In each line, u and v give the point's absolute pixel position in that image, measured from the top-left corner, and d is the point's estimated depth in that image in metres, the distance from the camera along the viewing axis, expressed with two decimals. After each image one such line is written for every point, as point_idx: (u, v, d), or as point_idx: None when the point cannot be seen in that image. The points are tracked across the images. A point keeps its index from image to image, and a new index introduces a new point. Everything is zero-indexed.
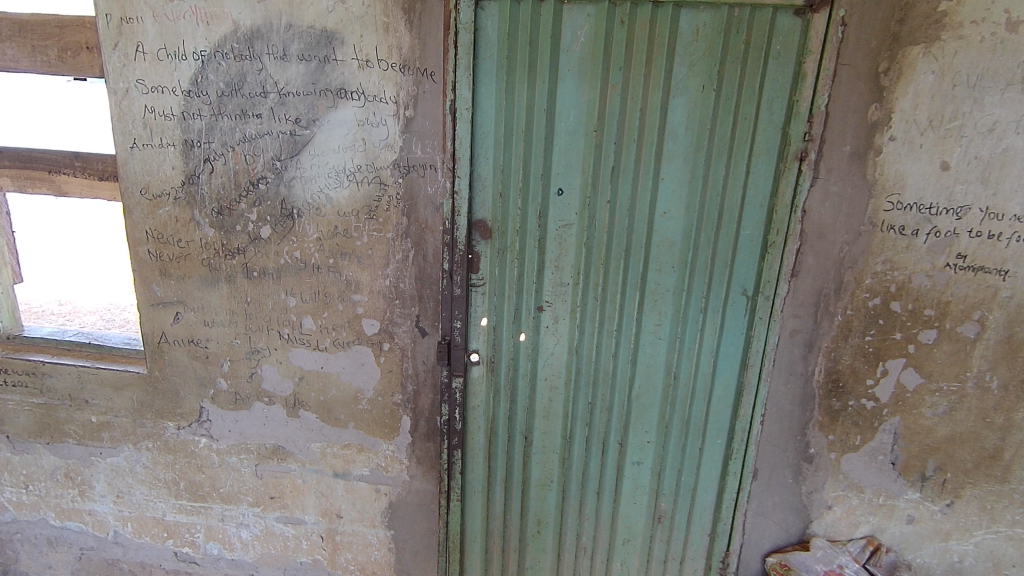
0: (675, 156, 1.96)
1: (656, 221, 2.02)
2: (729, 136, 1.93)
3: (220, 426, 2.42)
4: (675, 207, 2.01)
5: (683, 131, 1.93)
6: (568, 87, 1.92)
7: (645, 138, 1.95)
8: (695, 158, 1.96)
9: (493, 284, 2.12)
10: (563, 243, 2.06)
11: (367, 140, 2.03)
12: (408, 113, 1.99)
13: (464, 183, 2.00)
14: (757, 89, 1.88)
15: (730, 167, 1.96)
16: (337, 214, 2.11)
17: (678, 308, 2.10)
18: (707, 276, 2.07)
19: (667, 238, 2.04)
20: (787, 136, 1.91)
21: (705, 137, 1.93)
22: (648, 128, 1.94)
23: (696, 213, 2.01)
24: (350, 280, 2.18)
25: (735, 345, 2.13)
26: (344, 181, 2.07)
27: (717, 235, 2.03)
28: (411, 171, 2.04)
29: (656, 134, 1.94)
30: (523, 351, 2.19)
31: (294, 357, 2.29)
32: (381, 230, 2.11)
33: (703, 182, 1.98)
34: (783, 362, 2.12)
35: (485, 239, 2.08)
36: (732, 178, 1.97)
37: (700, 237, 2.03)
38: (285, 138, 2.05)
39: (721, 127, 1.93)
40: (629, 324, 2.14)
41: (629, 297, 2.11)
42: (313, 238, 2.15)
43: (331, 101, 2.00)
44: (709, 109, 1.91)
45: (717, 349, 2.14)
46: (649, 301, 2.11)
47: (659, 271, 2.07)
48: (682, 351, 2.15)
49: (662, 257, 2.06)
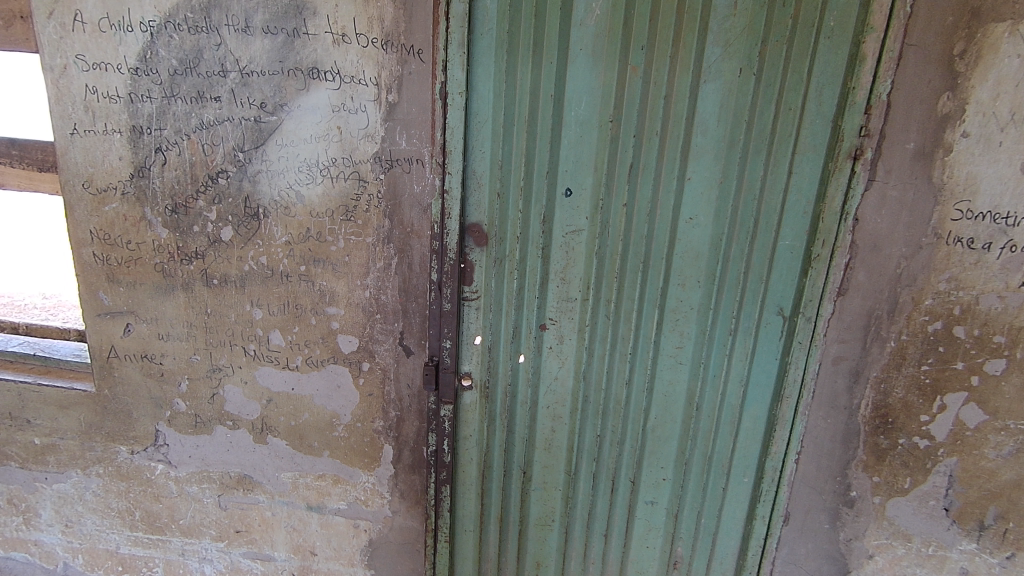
0: (704, 152, 1.66)
1: (680, 229, 1.73)
2: (768, 130, 1.63)
3: (179, 452, 2.14)
4: (703, 213, 1.71)
5: (714, 123, 1.64)
6: (580, 68, 1.63)
7: (670, 131, 1.65)
8: (728, 155, 1.66)
9: (489, 298, 1.83)
10: (570, 252, 1.77)
11: (344, 129, 1.74)
12: (391, 98, 1.70)
13: (456, 180, 1.71)
14: (804, 75, 1.58)
15: (770, 166, 1.66)
16: (309, 214, 1.82)
17: (703, 329, 1.81)
18: (738, 292, 1.77)
19: (692, 248, 1.74)
20: (839, 130, 1.61)
21: (741, 131, 1.64)
22: (674, 118, 1.64)
23: (727, 220, 1.71)
24: (324, 290, 1.90)
25: (768, 372, 1.83)
26: (318, 176, 1.79)
27: (750, 245, 1.73)
28: (394, 166, 1.75)
29: (683, 126, 1.64)
30: (523, 375, 1.90)
31: (261, 377, 2.01)
32: (360, 233, 1.83)
33: (736, 184, 1.68)
34: (824, 393, 1.82)
35: (480, 247, 1.79)
36: (771, 180, 1.67)
37: (730, 247, 1.74)
38: (249, 125, 1.76)
39: (761, 120, 1.63)
40: (645, 347, 1.84)
41: (646, 316, 1.81)
42: (282, 242, 1.86)
43: (301, 83, 1.71)
44: (746, 98, 1.61)
45: (747, 377, 1.85)
46: (669, 320, 1.81)
47: (682, 286, 1.78)
48: (705, 379, 1.86)
49: (686, 270, 1.76)
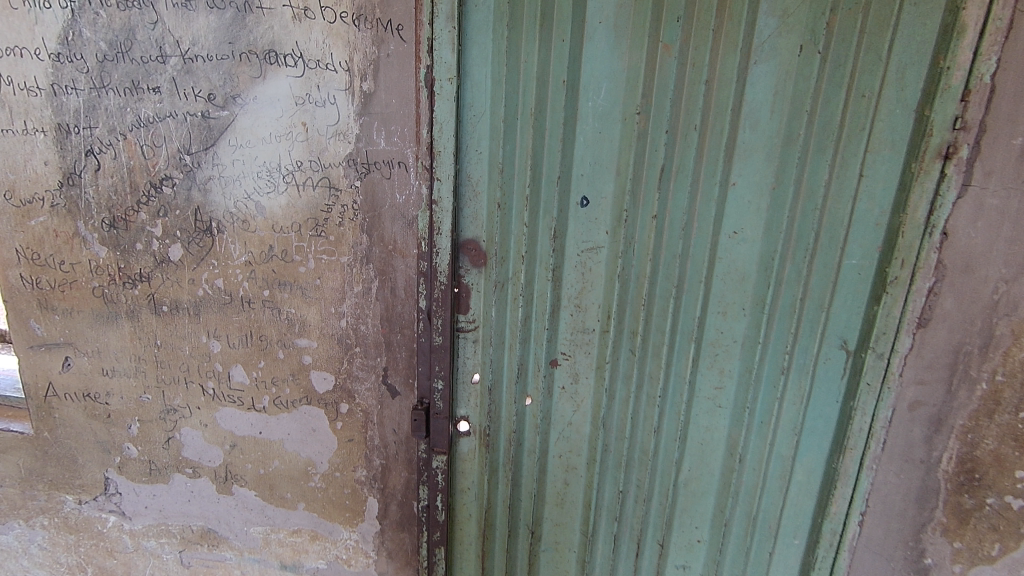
0: (753, 151, 1.33)
1: (721, 245, 1.40)
2: (835, 123, 1.29)
3: (134, 502, 1.85)
4: (751, 225, 1.38)
5: (767, 114, 1.30)
6: (599, 48, 1.31)
7: (711, 125, 1.32)
8: (783, 154, 1.33)
9: (489, 329, 1.52)
10: (587, 273, 1.46)
11: (310, 125, 1.43)
12: (365, 87, 1.39)
13: (447, 188, 1.39)
14: (883, 51, 1.23)
15: (835, 168, 1.32)
16: (272, 228, 1.52)
17: (748, 366, 1.49)
18: (792, 322, 1.44)
19: (736, 269, 1.42)
20: (925, 121, 1.24)
21: (800, 123, 1.30)
22: (716, 109, 1.31)
23: (781, 234, 1.38)
24: (292, 319, 1.59)
25: (827, 418, 1.50)
26: (280, 184, 1.48)
27: (807, 266, 1.40)
28: (372, 171, 1.44)
29: (727, 119, 1.32)
30: (531, 419, 1.60)
31: (222, 420, 1.71)
32: (333, 251, 1.52)
33: (792, 190, 1.35)
34: (896, 447, 1.45)
35: (477, 268, 1.47)
36: (838, 185, 1.33)
37: (782, 268, 1.40)
38: (195, 121, 1.46)
39: (827, 109, 1.29)
40: (677, 388, 1.53)
41: (680, 351, 1.49)
42: (241, 262, 1.55)
43: (257, 70, 1.40)
44: (808, 82, 1.28)
45: (801, 424, 1.52)
46: (707, 357, 1.49)
47: (723, 315, 1.46)
48: (750, 424, 1.54)
49: (728, 296, 1.44)
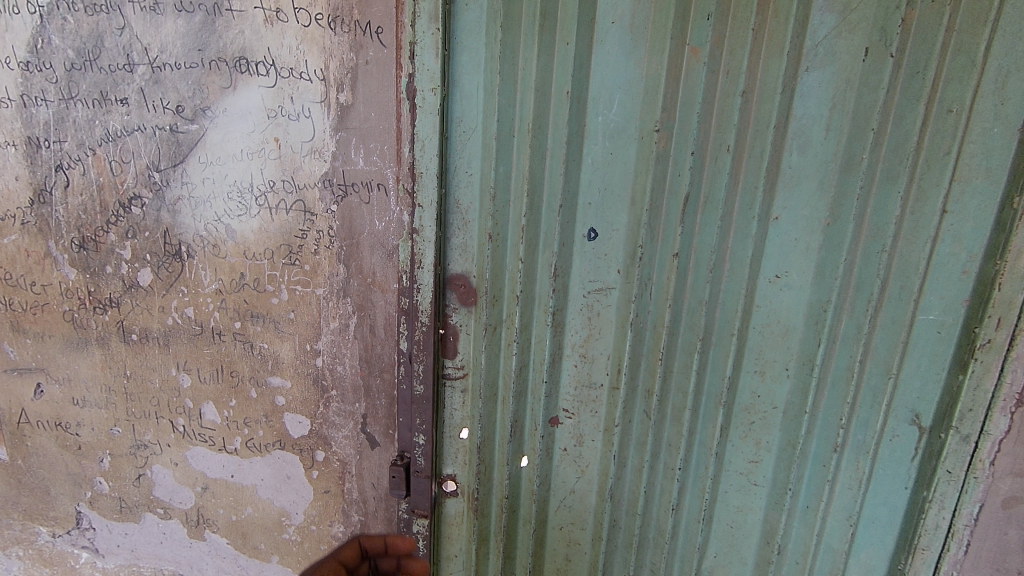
0: (803, 177, 1.06)
1: (759, 292, 1.14)
2: (911, 144, 0.98)
3: (106, 539, 1.72)
4: (797, 268, 1.10)
5: (821, 133, 1.03)
6: (611, 53, 1.09)
7: (749, 146, 1.07)
8: (841, 182, 1.04)
9: (477, 379, 1.30)
10: (594, 318, 1.24)
11: (283, 141, 1.26)
12: (342, 99, 1.22)
13: (430, 215, 1.20)
14: (981, 53, 0.91)
15: (909, 202, 1.01)
16: (243, 255, 1.36)
17: (792, 440, 1.19)
18: (848, 390, 1.12)
19: (776, 320, 1.14)
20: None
21: (864, 145, 1.01)
22: (757, 125, 1.05)
23: (836, 280, 1.08)
24: (264, 355, 1.43)
25: (890, 507, 1.14)
26: (252, 206, 1.32)
27: (869, 323, 1.07)
28: (349, 193, 1.27)
29: (769, 138, 1.05)
30: (527, 485, 1.36)
31: (193, 460, 1.56)
32: (308, 282, 1.35)
33: (850, 228, 1.05)
34: (985, 562, 1.07)
35: (466, 307, 1.27)
36: (912, 222, 1.01)
37: (837, 322, 1.10)
38: (164, 136, 1.32)
39: (899, 128, 0.99)
40: (702, 459, 1.26)
41: (706, 417, 1.23)
42: (211, 290, 1.41)
43: (226, 80, 1.25)
44: (875, 93, 0.99)
45: (855, 521, 1.17)
46: (739, 424, 1.22)
47: (761, 375, 1.18)
48: (792, 514, 1.23)
49: (765, 353, 1.16)
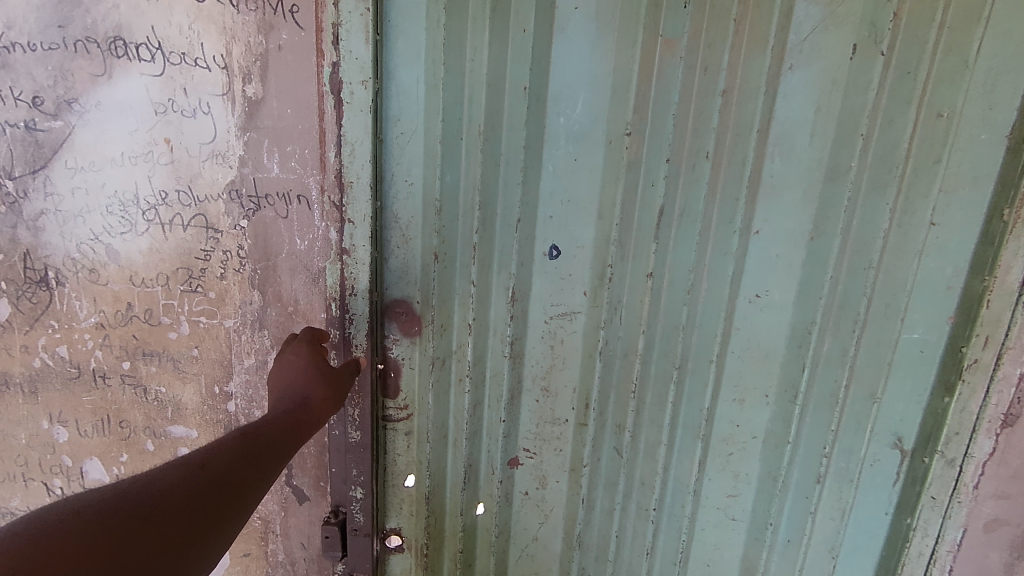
0: (785, 189, 0.86)
1: (739, 313, 0.93)
2: (901, 151, 0.78)
3: None
4: (780, 285, 0.90)
5: (805, 140, 0.84)
6: (574, 45, 0.94)
7: (728, 153, 0.89)
8: (825, 194, 0.84)
9: (424, 420, 1.13)
10: (557, 346, 1.09)
11: (176, 142, 1.03)
12: (250, 92, 1.00)
13: (362, 233, 1.01)
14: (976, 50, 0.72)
15: (896, 215, 0.80)
16: (130, 281, 1.11)
17: (773, 470, 0.96)
18: (832, 417, 0.89)
19: (757, 341, 0.93)
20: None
21: (851, 152, 0.81)
22: (736, 129, 0.88)
23: (821, 298, 0.87)
24: (163, 401, 1.19)
25: (881, 560, 0.91)
26: (138, 222, 1.08)
27: (856, 345, 0.85)
28: (262, 206, 1.05)
29: (751, 145, 0.87)
30: (484, 534, 1.21)
31: None
32: (214, 312, 1.12)
33: (838, 243, 0.84)
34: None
35: (409, 339, 1.09)
36: (897, 237, 0.80)
37: (820, 344, 0.88)
38: (17, 135, 1.04)
39: (889, 134, 0.78)
40: (678, 496, 1.06)
41: (682, 452, 1.04)
42: (90, 325, 1.14)
43: (99, 65, 1.00)
44: (863, 94, 0.79)
45: (835, 565, 0.95)
46: (716, 457, 1.01)
47: (740, 403, 0.97)
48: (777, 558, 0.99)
49: (745, 378, 0.95)
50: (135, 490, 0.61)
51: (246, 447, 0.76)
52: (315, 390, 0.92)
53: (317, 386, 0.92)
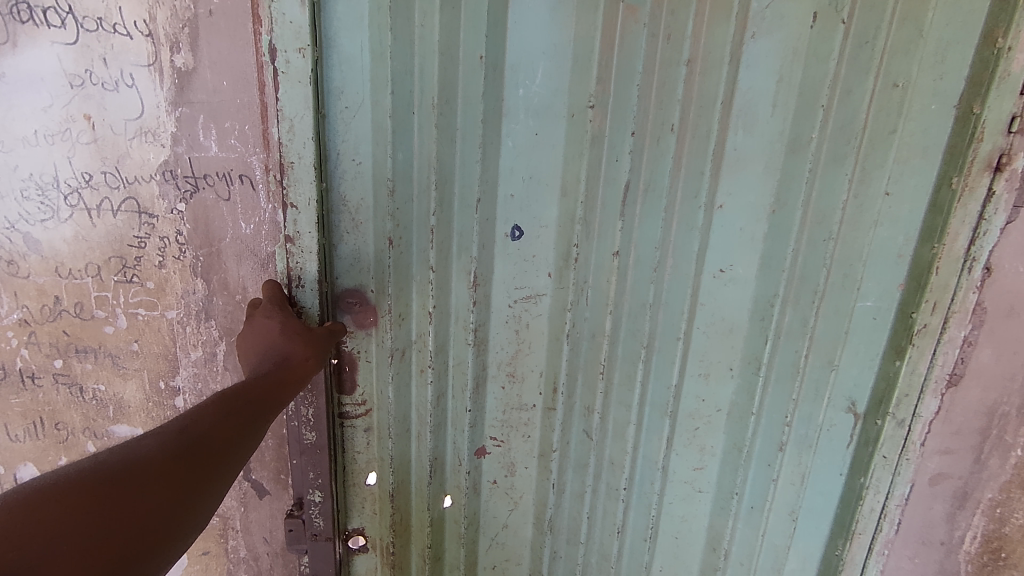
0: (747, 162, 0.84)
1: (703, 289, 0.92)
2: (858, 124, 0.75)
3: None
4: (744, 260, 0.87)
5: (765, 111, 0.81)
6: (534, 12, 0.91)
7: (690, 125, 0.88)
8: (787, 166, 0.81)
9: (383, 414, 1.09)
10: (522, 330, 1.09)
11: (98, 119, 0.93)
12: (179, 62, 0.91)
13: (307, 218, 0.94)
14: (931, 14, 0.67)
15: (855, 188, 0.77)
16: (56, 272, 1.02)
17: (737, 442, 0.95)
18: (792, 387, 0.87)
19: (719, 315, 0.92)
20: (970, 124, 0.68)
21: (812, 124, 0.78)
22: (699, 101, 0.86)
23: (785, 272, 0.84)
24: (103, 400, 1.11)
25: (837, 525, 0.90)
26: (60, 207, 0.98)
27: (815, 316, 0.83)
28: (201, 188, 0.97)
29: (715, 116, 0.85)
30: (453, 525, 1.21)
31: None
32: (153, 303, 1.04)
33: (798, 217, 0.82)
34: (912, 541, 0.88)
35: (364, 330, 1.04)
36: (855, 210, 0.77)
37: (781, 316, 0.86)
38: None
39: (846, 107, 0.75)
40: (646, 474, 1.07)
41: (649, 431, 1.04)
42: (13, 321, 1.05)
43: (0, 32, 0.89)
44: (824, 65, 0.75)
45: (794, 530, 0.94)
46: (680, 435, 1.00)
47: (704, 379, 0.96)
48: (741, 529, 0.98)
49: (710, 354, 0.94)
50: (120, 455, 0.58)
51: (229, 407, 0.74)
52: (294, 349, 0.88)
53: (294, 344, 0.88)
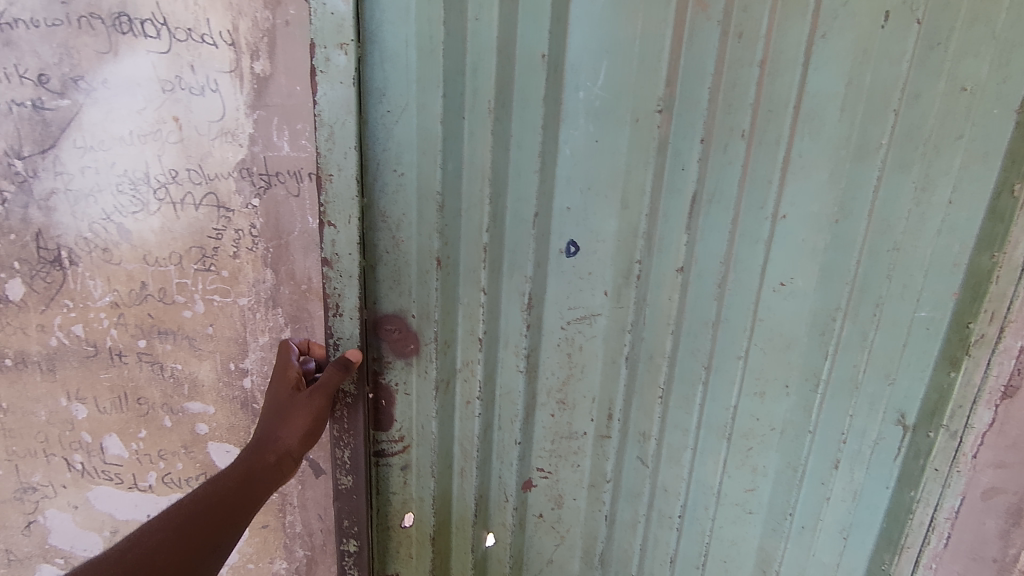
0: (812, 170, 0.81)
1: (763, 302, 0.88)
2: (926, 128, 0.73)
3: None
4: (806, 272, 0.84)
5: (833, 114, 0.78)
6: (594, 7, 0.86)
7: (758, 131, 0.82)
8: (852, 173, 0.78)
9: (425, 452, 1.11)
10: (575, 354, 1.02)
11: (185, 120, 1.02)
12: (258, 69, 0.99)
13: (346, 239, 0.97)
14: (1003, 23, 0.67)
15: (919, 194, 0.75)
16: (143, 260, 1.12)
17: (792, 461, 0.92)
18: (849, 404, 0.86)
19: (778, 332, 0.88)
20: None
21: (880, 129, 0.76)
22: (766, 106, 0.81)
23: (846, 283, 0.82)
24: (179, 377, 1.20)
25: (885, 539, 0.89)
26: (149, 201, 1.08)
27: (875, 330, 0.82)
28: (273, 185, 1.05)
29: (785, 121, 0.80)
30: (495, 561, 1.18)
31: (98, 500, 1.31)
32: (227, 291, 1.13)
33: (863, 226, 0.79)
34: (961, 556, 0.84)
35: (404, 360, 1.06)
36: (917, 217, 0.76)
37: (840, 330, 0.84)
38: (25, 115, 1.03)
39: (914, 111, 0.73)
40: (701, 499, 1.01)
41: (704, 453, 0.99)
42: (105, 303, 1.15)
43: (105, 42, 0.99)
44: (895, 66, 0.73)
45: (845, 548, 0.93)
46: (738, 457, 0.96)
47: (760, 398, 0.92)
48: (792, 550, 0.96)
49: (766, 372, 0.90)
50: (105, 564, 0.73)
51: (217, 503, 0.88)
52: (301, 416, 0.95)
53: (278, 428, 0.96)
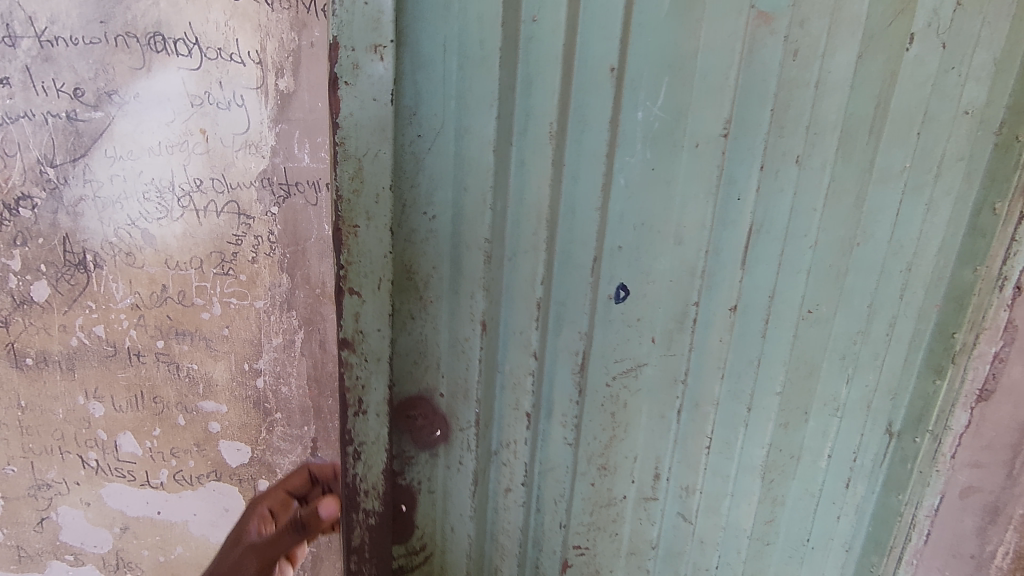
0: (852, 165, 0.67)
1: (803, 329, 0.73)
2: (937, 152, 0.66)
3: None
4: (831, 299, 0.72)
5: (892, 108, 0.64)
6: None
7: (807, 155, 0.66)
8: (909, 181, 0.67)
9: (455, 558, 0.80)
10: (619, 414, 0.76)
11: (211, 132, 1.09)
12: (282, 86, 1.06)
13: (374, 312, 0.61)
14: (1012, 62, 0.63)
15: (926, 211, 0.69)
16: (165, 264, 1.17)
17: (809, 486, 0.81)
18: (860, 423, 0.78)
19: (803, 359, 0.74)
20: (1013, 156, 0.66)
21: (911, 144, 0.66)
22: (811, 129, 0.65)
23: (868, 303, 0.72)
24: (194, 377, 1.25)
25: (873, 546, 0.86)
26: (173, 207, 1.14)
27: (886, 349, 0.74)
28: (292, 194, 1.12)
29: (863, 137, 0.65)
30: None
31: (110, 497, 1.35)
32: (244, 294, 1.19)
33: (882, 250, 0.70)
34: (942, 553, 0.87)
35: (430, 451, 0.74)
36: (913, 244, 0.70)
37: (857, 357, 0.75)
38: (59, 125, 1.10)
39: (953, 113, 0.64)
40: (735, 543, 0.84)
41: (737, 497, 0.81)
42: (126, 305, 1.21)
43: (139, 60, 1.06)
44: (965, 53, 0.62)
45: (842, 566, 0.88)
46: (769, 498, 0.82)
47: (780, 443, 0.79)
48: None
49: (789, 401, 0.76)
50: None
51: None
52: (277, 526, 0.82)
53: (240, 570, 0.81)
